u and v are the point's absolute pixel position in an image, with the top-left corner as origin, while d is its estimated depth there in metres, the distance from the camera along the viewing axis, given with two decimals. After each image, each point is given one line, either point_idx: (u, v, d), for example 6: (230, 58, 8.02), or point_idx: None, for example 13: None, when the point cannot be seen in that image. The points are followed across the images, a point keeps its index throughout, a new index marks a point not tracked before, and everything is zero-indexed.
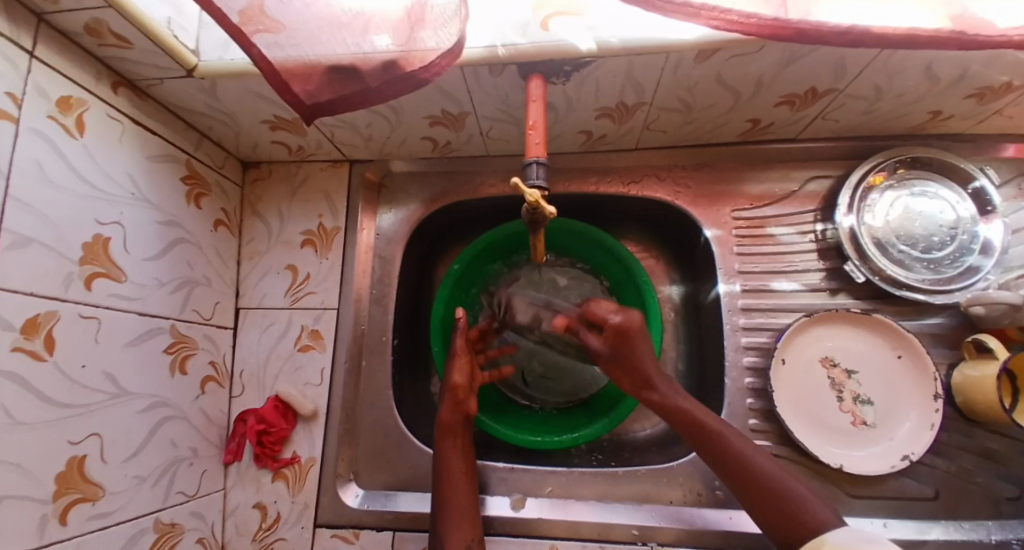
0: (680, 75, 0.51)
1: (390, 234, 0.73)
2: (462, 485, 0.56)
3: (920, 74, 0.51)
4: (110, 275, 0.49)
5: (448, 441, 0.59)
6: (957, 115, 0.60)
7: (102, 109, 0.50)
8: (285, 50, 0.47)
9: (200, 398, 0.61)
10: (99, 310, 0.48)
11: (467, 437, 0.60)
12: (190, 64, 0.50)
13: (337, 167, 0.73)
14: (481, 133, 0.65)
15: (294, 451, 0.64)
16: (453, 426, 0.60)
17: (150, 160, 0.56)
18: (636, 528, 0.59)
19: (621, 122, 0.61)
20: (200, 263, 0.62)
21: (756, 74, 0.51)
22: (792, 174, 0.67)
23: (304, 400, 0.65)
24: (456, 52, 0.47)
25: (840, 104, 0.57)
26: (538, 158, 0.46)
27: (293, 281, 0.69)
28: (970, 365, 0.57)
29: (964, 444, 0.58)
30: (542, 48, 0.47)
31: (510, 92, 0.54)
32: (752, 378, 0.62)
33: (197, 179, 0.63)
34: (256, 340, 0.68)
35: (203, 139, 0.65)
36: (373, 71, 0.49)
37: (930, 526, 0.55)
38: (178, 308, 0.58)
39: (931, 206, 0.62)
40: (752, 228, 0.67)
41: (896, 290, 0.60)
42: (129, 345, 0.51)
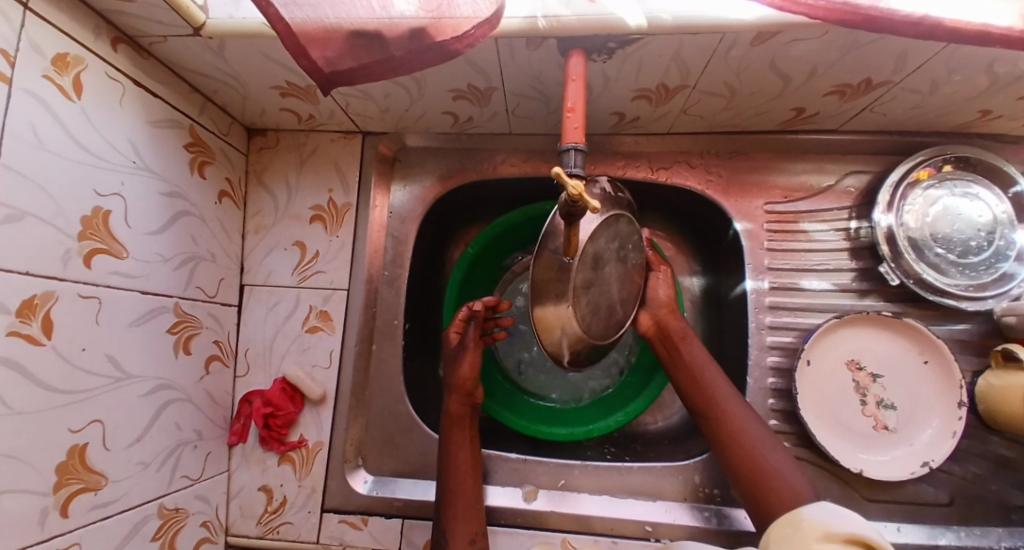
0: (731, 58, 0.47)
1: (404, 213, 0.70)
2: (468, 478, 0.55)
3: (984, 72, 0.48)
4: (111, 251, 0.46)
5: (455, 432, 0.58)
6: (1008, 115, 0.57)
7: (101, 68, 0.45)
8: (304, 10, 0.43)
9: (205, 379, 0.59)
10: (99, 289, 0.45)
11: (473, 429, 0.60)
12: (197, 22, 0.45)
13: (349, 139, 0.69)
14: (506, 110, 0.61)
15: (301, 435, 0.63)
16: (462, 417, 0.59)
17: (152, 124, 0.51)
18: (648, 524, 0.59)
19: (658, 104, 0.57)
20: (205, 237, 0.59)
21: (810, 62, 0.47)
22: (828, 167, 0.64)
23: (312, 383, 0.63)
24: (493, 22, 0.43)
25: (892, 97, 0.54)
26: (576, 144, 0.43)
27: (301, 258, 0.66)
28: (995, 374, 0.56)
29: (981, 452, 0.58)
30: (587, 22, 0.43)
31: (546, 68, 0.50)
32: (774, 378, 0.60)
33: (201, 146, 0.59)
34: (262, 318, 0.65)
35: (207, 102, 0.60)
36: (398, 39, 0.45)
37: (942, 532, 0.55)
38: (182, 285, 0.55)
39: (970, 209, 0.60)
40: (784, 222, 0.64)
41: (929, 294, 0.58)
42: (132, 326, 0.48)
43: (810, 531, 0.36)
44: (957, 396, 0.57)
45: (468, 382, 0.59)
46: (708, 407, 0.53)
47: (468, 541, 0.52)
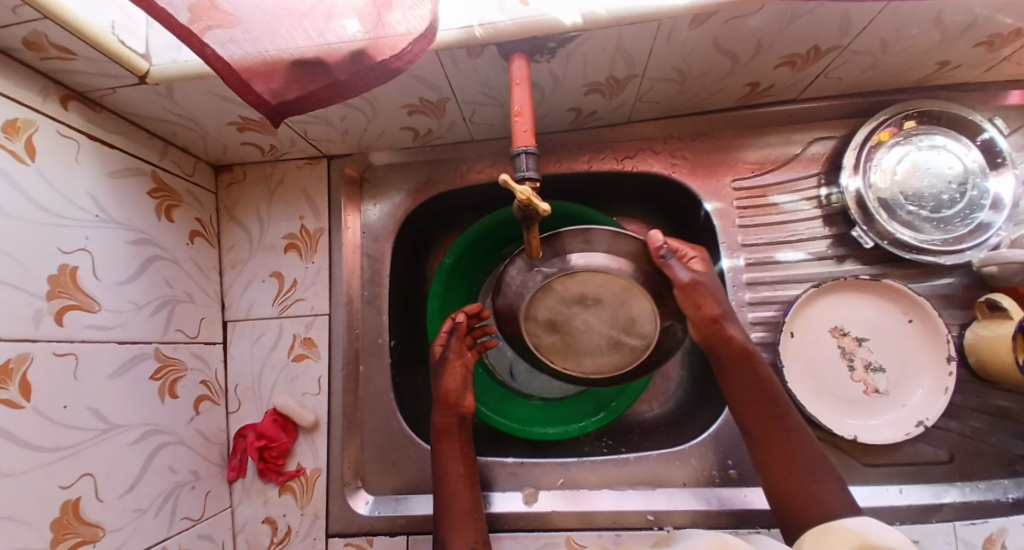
0: (674, 43, 0.47)
1: (377, 230, 0.69)
2: (462, 488, 0.56)
3: (931, 26, 0.47)
4: (83, 306, 0.47)
5: (444, 444, 0.58)
6: (965, 64, 0.56)
7: (52, 128, 0.46)
8: (243, 47, 0.43)
9: (196, 419, 0.59)
10: (74, 344, 0.45)
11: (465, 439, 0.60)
12: (141, 71, 0.46)
13: (314, 164, 0.69)
14: (464, 119, 0.61)
15: (299, 463, 0.63)
16: (448, 428, 0.59)
17: (111, 176, 0.52)
18: (650, 513, 0.59)
19: (612, 96, 0.57)
20: (179, 279, 0.59)
21: (754, 37, 0.47)
22: (793, 137, 0.64)
23: (304, 411, 0.63)
24: (428, 37, 0.43)
25: (843, 61, 0.53)
26: (527, 147, 0.43)
27: (280, 288, 0.67)
28: (982, 325, 0.55)
29: (977, 405, 0.57)
30: (523, 25, 0.43)
31: (492, 74, 0.50)
32: (761, 353, 0.60)
33: (167, 191, 0.59)
34: (248, 353, 0.66)
35: (168, 146, 0.60)
36: (341, 63, 0.45)
37: (945, 489, 0.55)
38: (161, 330, 0.56)
39: (938, 161, 0.59)
40: (753, 197, 0.64)
41: (905, 253, 0.58)
42: (112, 376, 0.49)
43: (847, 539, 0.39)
44: (944, 351, 0.56)
45: (452, 396, 0.59)
46: (760, 422, 0.51)
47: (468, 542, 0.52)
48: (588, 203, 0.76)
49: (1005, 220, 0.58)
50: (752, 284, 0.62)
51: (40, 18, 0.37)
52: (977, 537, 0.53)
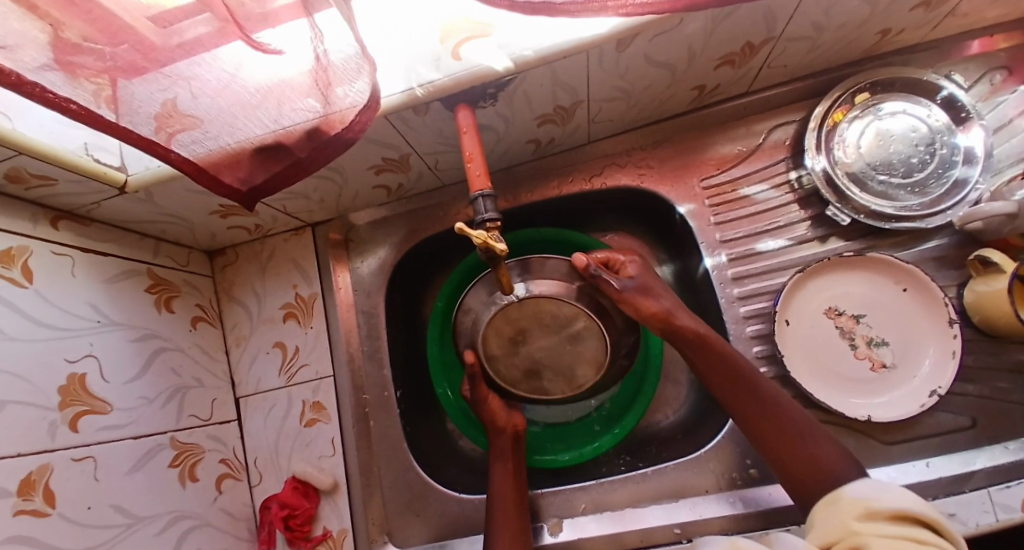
0: (607, 65, 0.49)
1: (367, 286, 0.71)
2: (510, 505, 0.56)
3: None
4: (96, 409, 0.49)
5: (500, 463, 0.60)
6: (909, 28, 0.55)
7: (47, 249, 0.49)
8: (205, 145, 0.46)
9: (220, 497, 0.61)
10: (91, 448, 0.48)
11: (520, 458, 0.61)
12: (119, 182, 0.49)
13: (300, 234, 0.72)
14: (430, 168, 0.63)
15: (325, 526, 0.64)
16: (507, 450, 0.61)
17: (108, 282, 0.55)
18: (677, 526, 0.58)
19: (565, 123, 0.59)
20: (186, 366, 0.62)
21: (683, 46, 0.49)
22: (753, 128, 0.65)
23: (321, 474, 0.64)
24: (373, 105, 0.45)
25: (781, 49, 0.54)
26: (483, 191, 0.45)
27: (283, 358, 0.69)
28: (980, 282, 0.54)
29: (993, 364, 0.55)
30: (459, 78, 0.46)
31: (443, 125, 0.53)
32: (760, 345, 0.60)
33: (164, 284, 0.63)
34: (262, 426, 0.68)
35: (160, 243, 0.64)
36: (299, 142, 0.48)
37: (976, 456, 0.53)
38: (174, 418, 0.58)
39: (901, 126, 0.59)
40: (724, 193, 0.64)
41: (885, 224, 0.58)
42: (131, 471, 0.51)
43: (851, 507, 0.38)
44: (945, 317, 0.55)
45: (496, 415, 0.62)
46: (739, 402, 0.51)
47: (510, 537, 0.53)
48: (568, 223, 0.77)
49: (979, 171, 0.57)
50: (738, 279, 0.62)
51: (16, 155, 0.41)
52: (1016, 499, 0.49)
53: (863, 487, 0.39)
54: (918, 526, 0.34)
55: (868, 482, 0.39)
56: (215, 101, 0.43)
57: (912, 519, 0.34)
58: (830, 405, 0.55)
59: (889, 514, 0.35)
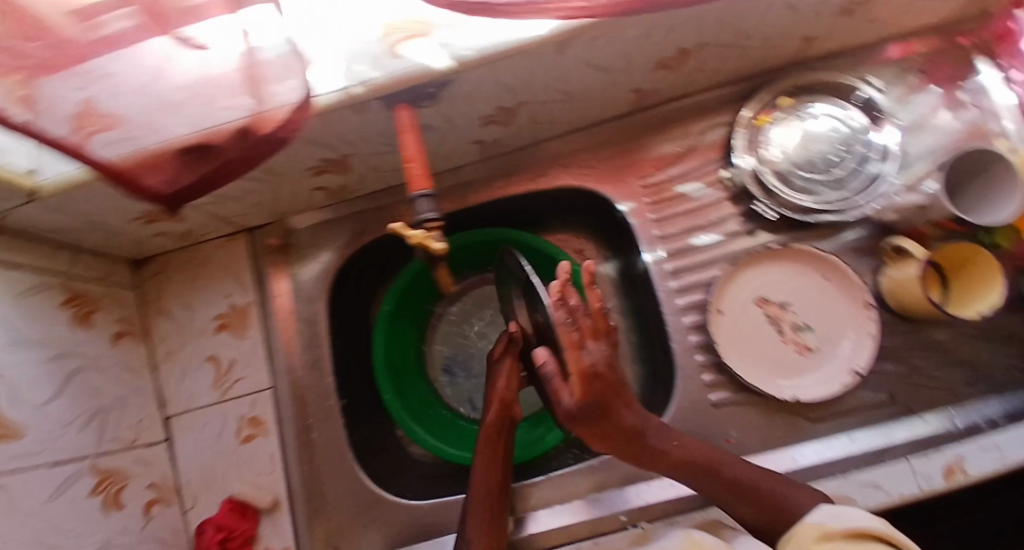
0: (550, 67, 0.49)
1: (310, 292, 0.69)
2: (493, 491, 0.55)
3: (779, 11, 0.50)
4: (8, 436, 0.44)
5: (485, 446, 0.58)
6: (826, 36, 0.60)
7: None
8: (125, 146, 0.42)
9: (149, 524, 0.57)
10: (6, 475, 0.43)
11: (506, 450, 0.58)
12: (28, 187, 0.45)
13: (234, 241, 0.68)
14: (372, 169, 0.62)
15: (265, 547, 0.61)
16: (496, 430, 0.58)
17: (20, 294, 0.50)
18: (624, 514, 0.59)
19: (508, 124, 0.60)
20: (107, 385, 0.57)
21: (623, 50, 0.50)
22: (690, 128, 0.68)
23: (262, 492, 0.62)
24: (305, 105, 0.44)
25: (714, 54, 0.57)
26: (423, 191, 0.46)
27: (218, 372, 0.65)
28: (894, 268, 0.59)
29: (906, 344, 0.61)
30: (397, 78, 0.44)
31: (384, 125, 0.52)
32: (697, 335, 0.63)
33: (83, 298, 0.58)
34: (194, 445, 0.63)
35: (75, 253, 0.59)
36: (227, 140, 0.44)
37: (892, 428, 0.58)
38: (94, 442, 0.53)
39: (820, 127, 0.65)
40: (662, 192, 0.67)
41: (808, 217, 0.63)
42: (50, 499, 0.46)
43: (810, 532, 0.40)
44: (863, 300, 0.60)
45: (502, 392, 0.59)
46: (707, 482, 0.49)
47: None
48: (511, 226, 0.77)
49: (886, 168, 0.63)
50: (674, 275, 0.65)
51: None
52: (935, 468, 0.53)
53: (823, 515, 0.41)
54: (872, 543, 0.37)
55: (825, 508, 0.42)
56: (138, 95, 0.41)
57: (865, 538, 0.37)
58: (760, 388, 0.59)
59: (845, 534, 0.38)
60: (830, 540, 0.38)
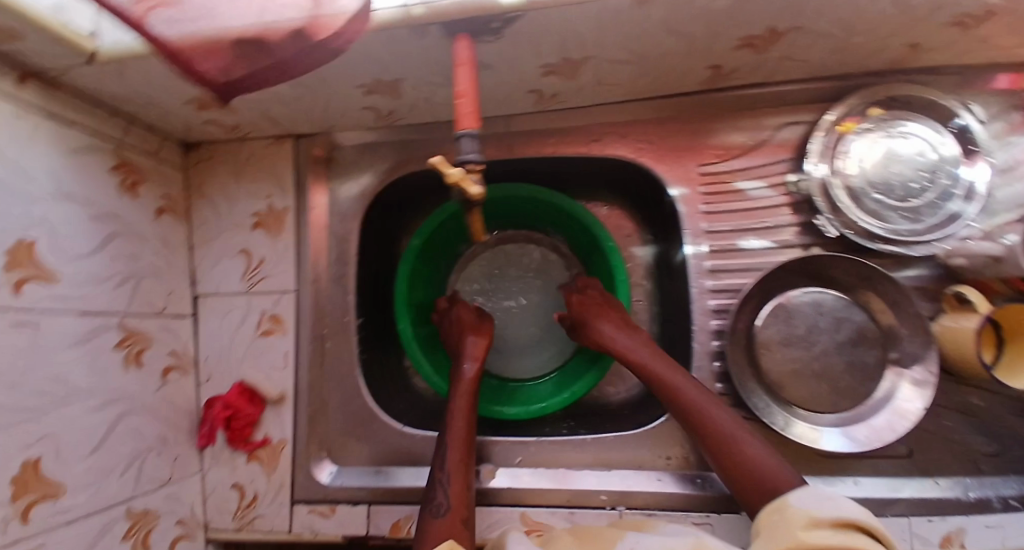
0: (621, 21, 0.45)
1: (345, 212, 0.70)
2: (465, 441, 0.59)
3: (887, 7, 0.44)
4: (42, 277, 0.48)
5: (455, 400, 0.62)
6: (936, 48, 0.53)
7: (6, 105, 0.46)
8: (183, 26, 0.43)
9: (163, 388, 0.61)
10: (33, 314, 0.47)
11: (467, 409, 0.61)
12: (88, 50, 0.46)
13: (280, 143, 0.68)
14: (423, 99, 0.60)
15: (266, 433, 0.66)
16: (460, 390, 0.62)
17: (72, 152, 0.53)
18: (604, 493, 0.62)
19: (571, 77, 0.56)
20: (145, 254, 0.60)
21: (707, 17, 0.45)
22: (764, 121, 0.62)
23: (270, 384, 0.65)
24: (364, 17, 0.43)
25: (805, 42, 0.51)
26: (469, 131, 0.45)
27: (247, 266, 0.67)
28: (949, 317, 0.56)
29: (942, 401, 0.60)
30: (462, 4, 0.42)
31: (441, 54, 0.50)
32: (718, 340, 0.63)
33: (131, 167, 0.60)
34: (216, 325, 0.67)
35: (132, 124, 0.61)
36: (283, 41, 0.45)
37: (901, 482, 0.58)
38: (127, 302, 0.57)
39: (908, 148, 0.58)
40: (719, 183, 0.64)
41: (870, 243, 0.59)
42: (75, 344, 0.50)
43: (798, 518, 0.38)
44: (920, 361, 0.57)
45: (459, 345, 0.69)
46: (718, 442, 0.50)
47: (463, 491, 0.55)
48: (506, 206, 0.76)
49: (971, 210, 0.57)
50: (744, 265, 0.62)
51: None
52: (935, 535, 0.56)
53: (808, 500, 0.40)
54: (858, 536, 0.34)
55: (812, 492, 0.40)
56: None
57: (849, 527, 0.35)
58: (767, 420, 0.59)
59: (829, 521, 0.35)
60: (814, 526, 0.35)
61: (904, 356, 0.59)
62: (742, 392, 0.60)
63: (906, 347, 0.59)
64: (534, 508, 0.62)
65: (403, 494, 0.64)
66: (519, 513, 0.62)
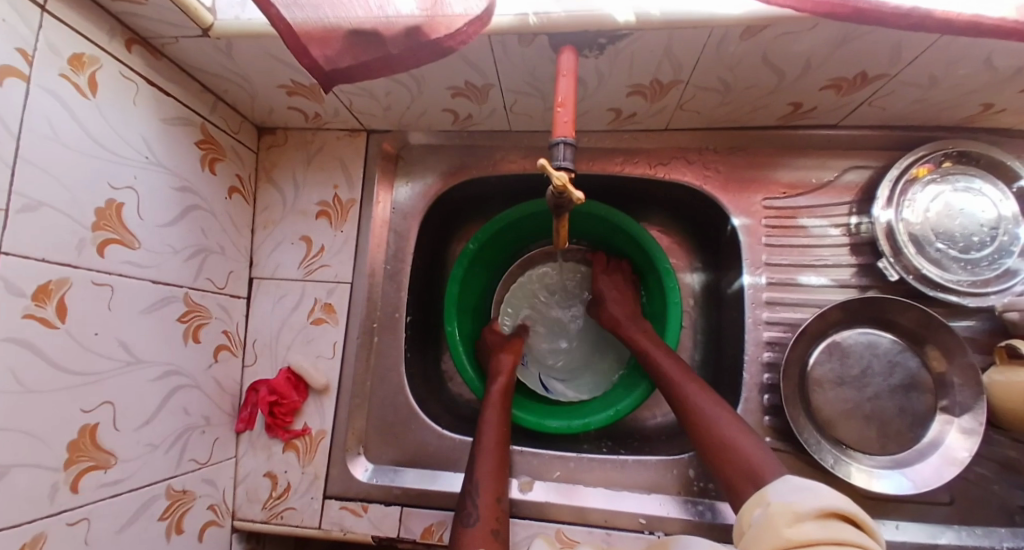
0: (722, 52, 0.47)
1: (406, 209, 0.71)
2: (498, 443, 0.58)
3: (977, 66, 0.46)
4: (124, 241, 0.48)
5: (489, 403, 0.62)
6: (1010, 109, 0.55)
7: (115, 68, 0.47)
8: (304, 12, 0.44)
9: (213, 367, 0.61)
10: (112, 277, 0.46)
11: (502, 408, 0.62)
12: (206, 24, 0.47)
13: (354, 137, 0.70)
14: (504, 107, 0.62)
15: (305, 423, 0.65)
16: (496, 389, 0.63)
17: (165, 122, 0.53)
18: (643, 516, 0.59)
19: (653, 100, 0.57)
20: (214, 230, 0.61)
21: (803, 54, 0.47)
22: (829, 162, 0.65)
23: (316, 373, 0.65)
24: (484, 20, 0.44)
25: (889, 90, 0.53)
26: (566, 138, 0.43)
27: (307, 253, 0.68)
28: (1000, 371, 0.55)
29: (985, 452, 0.59)
30: (576, 18, 0.44)
31: (539, 65, 0.51)
32: (769, 374, 0.62)
33: (212, 144, 0.61)
34: (269, 309, 0.67)
35: (218, 101, 0.62)
36: (396, 38, 0.46)
37: (942, 531, 0.57)
38: (192, 276, 0.57)
39: (972, 203, 0.60)
40: (783, 217, 0.65)
41: (930, 290, 0.58)
42: (144, 312, 0.50)
43: (780, 513, 0.36)
44: (969, 410, 0.57)
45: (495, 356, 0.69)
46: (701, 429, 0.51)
47: (496, 502, 0.53)
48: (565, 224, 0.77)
49: None
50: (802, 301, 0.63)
51: None
52: None
53: (785, 490, 0.38)
54: (841, 525, 0.32)
55: (789, 482, 0.38)
56: None
57: (833, 517, 0.33)
58: (818, 457, 0.57)
59: (812, 514, 0.33)
60: (799, 521, 0.33)
61: (952, 405, 0.59)
62: (795, 427, 0.58)
63: (957, 396, 0.58)
64: (568, 525, 0.60)
65: (442, 500, 0.62)
66: (552, 528, 0.60)
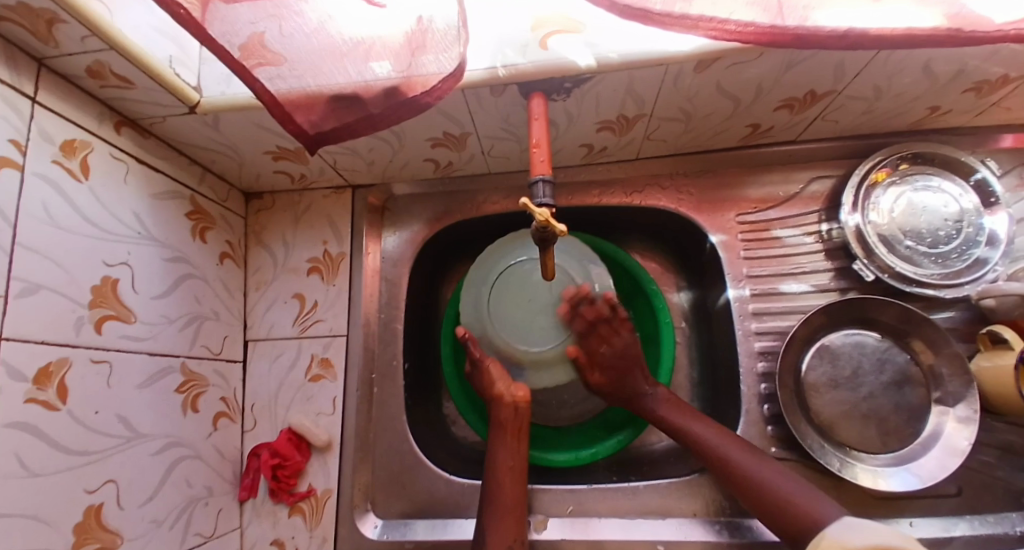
0: (681, 85, 0.51)
1: (396, 256, 0.72)
2: (511, 481, 0.56)
3: (917, 74, 0.51)
4: (120, 316, 0.48)
5: (502, 432, 0.58)
6: (956, 109, 0.60)
7: (106, 150, 0.49)
8: (288, 83, 0.46)
9: (213, 435, 0.60)
10: (110, 352, 0.46)
11: (524, 430, 0.59)
12: (192, 101, 0.50)
13: (340, 194, 0.73)
14: (482, 152, 0.65)
15: (310, 483, 0.63)
16: (511, 420, 0.58)
17: (155, 197, 0.55)
18: (661, 542, 0.58)
19: (621, 133, 0.61)
20: (208, 297, 0.61)
21: (754, 79, 0.50)
22: (793, 176, 0.68)
23: (317, 430, 0.64)
24: (457, 76, 0.46)
25: (839, 105, 0.57)
26: (544, 176, 0.46)
27: (300, 310, 0.68)
28: (986, 357, 0.57)
29: (984, 437, 0.60)
30: (542, 66, 0.48)
31: (512, 111, 0.54)
32: (766, 383, 0.63)
33: (202, 214, 0.62)
34: (266, 370, 0.67)
35: (206, 173, 0.64)
36: (375, 98, 0.48)
37: (956, 522, 0.57)
38: (187, 344, 0.57)
39: (933, 200, 0.63)
40: (758, 231, 0.68)
41: (907, 286, 0.61)
42: (142, 386, 0.50)
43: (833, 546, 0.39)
44: (963, 399, 0.58)
45: (496, 387, 0.60)
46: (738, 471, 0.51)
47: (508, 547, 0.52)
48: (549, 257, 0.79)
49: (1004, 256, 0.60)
50: (787, 308, 0.65)
51: (106, 49, 0.41)
52: None
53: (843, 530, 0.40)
54: None
55: (846, 524, 0.41)
56: (307, 39, 0.45)
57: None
58: (824, 461, 0.57)
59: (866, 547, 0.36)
60: None
61: (945, 395, 0.60)
62: (799, 434, 0.58)
63: (949, 386, 0.60)
64: None
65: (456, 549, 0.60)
66: None
